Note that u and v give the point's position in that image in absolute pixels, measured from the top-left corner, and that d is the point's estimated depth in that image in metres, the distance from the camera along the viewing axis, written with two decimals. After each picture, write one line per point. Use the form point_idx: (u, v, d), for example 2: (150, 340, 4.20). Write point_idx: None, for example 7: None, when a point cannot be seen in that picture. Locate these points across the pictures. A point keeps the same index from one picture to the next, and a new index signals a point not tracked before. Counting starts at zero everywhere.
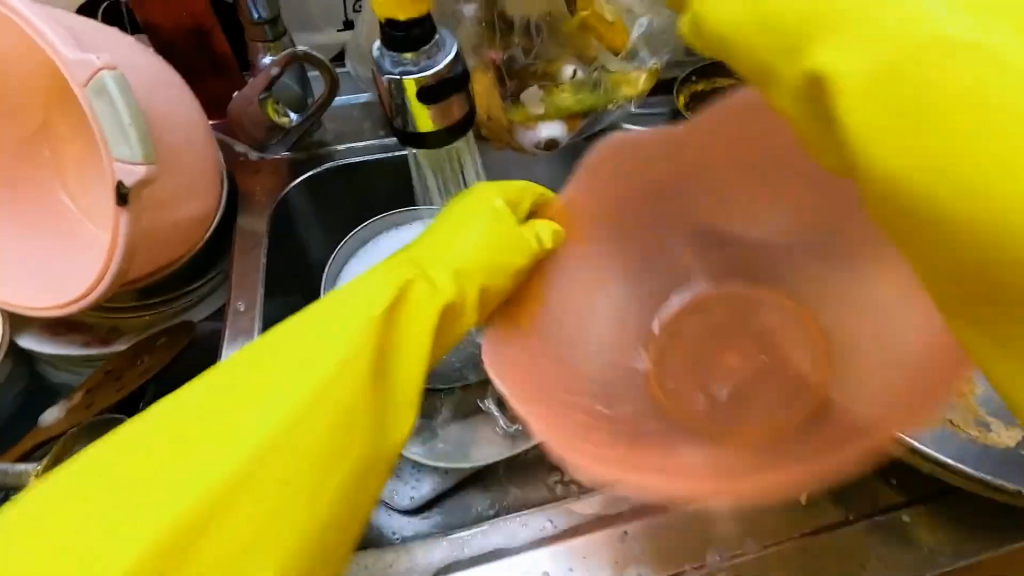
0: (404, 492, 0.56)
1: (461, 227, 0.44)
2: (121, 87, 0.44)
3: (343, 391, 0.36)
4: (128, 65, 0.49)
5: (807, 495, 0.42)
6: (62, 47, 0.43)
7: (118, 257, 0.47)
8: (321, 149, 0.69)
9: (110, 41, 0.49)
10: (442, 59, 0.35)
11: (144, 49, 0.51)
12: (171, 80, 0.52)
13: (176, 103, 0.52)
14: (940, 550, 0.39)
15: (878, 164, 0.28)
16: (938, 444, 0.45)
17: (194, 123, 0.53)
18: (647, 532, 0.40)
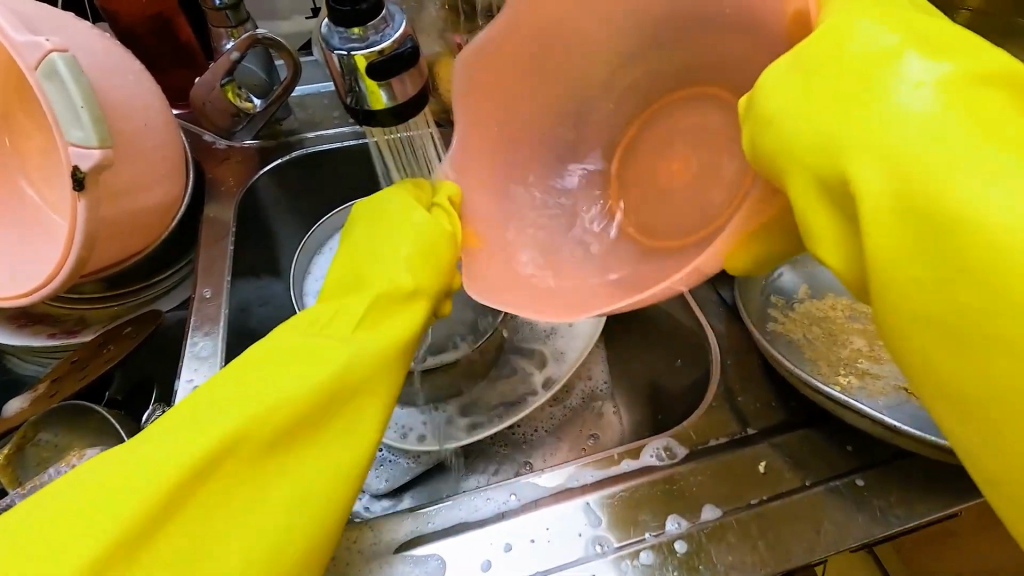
0: (376, 474, 0.57)
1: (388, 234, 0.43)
2: (73, 71, 0.43)
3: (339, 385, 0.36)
4: (81, 50, 0.48)
5: (765, 463, 0.43)
6: (9, 30, 0.42)
7: (76, 245, 0.47)
8: (289, 136, 0.68)
9: (62, 25, 0.48)
10: (390, 34, 0.35)
11: (100, 34, 0.51)
12: (128, 65, 0.51)
13: (134, 88, 0.51)
14: (892, 511, 0.40)
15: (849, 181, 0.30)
16: (894, 411, 0.46)
17: (153, 109, 0.53)
18: (609, 502, 0.41)
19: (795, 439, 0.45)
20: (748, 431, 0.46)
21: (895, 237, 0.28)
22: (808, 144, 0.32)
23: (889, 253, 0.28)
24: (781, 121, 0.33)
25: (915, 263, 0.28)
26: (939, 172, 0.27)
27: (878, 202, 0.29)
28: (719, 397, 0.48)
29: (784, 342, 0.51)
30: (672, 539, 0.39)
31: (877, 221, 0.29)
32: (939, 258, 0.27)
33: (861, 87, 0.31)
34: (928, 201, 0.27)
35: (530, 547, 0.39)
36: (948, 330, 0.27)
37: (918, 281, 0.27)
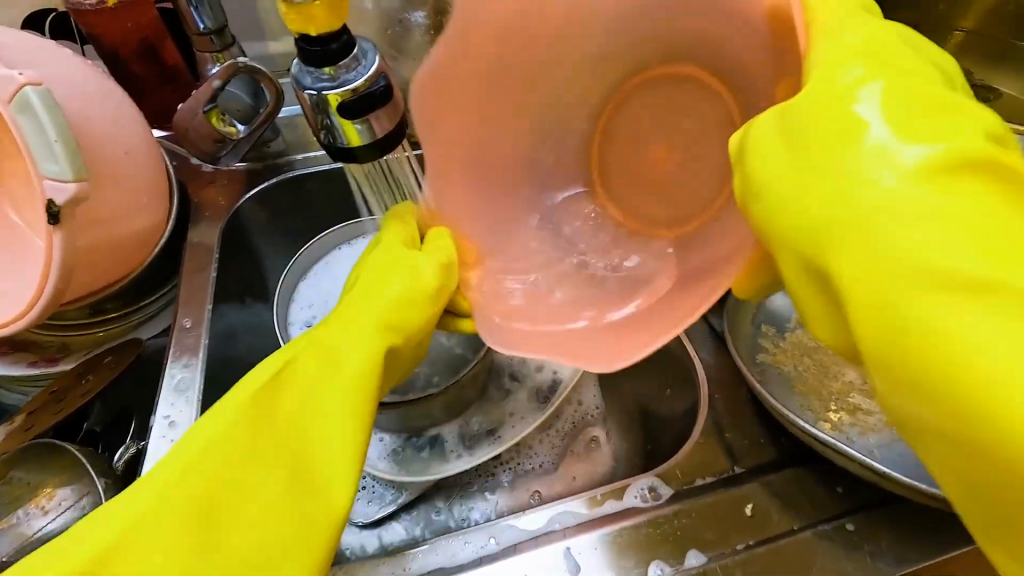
0: (359, 506, 0.56)
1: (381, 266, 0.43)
2: (47, 104, 0.43)
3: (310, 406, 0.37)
4: (59, 80, 0.47)
5: (752, 505, 0.42)
6: None
7: (52, 277, 0.46)
8: (278, 159, 0.68)
9: (39, 56, 0.47)
10: (362, 72, 0.34)
11: (80, 63, 0.50)
12: (110, 95, 0.51)
13: (114, 117, 0.50)
14: (882, 558, 0.39)
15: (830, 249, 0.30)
16: (885, 450, 0.45)
17: (134, 137, 0.52)
18: (592, 547, 0.40)
19: (784, 478, 0.43)
20: (736, 470, 0.45)
21: (886, 282, 0.28)
22: (795, 211, 0.32)
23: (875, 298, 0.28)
24: (769, 181, 0.33)
25: (876, 333, 0.29)
26: (930, 229, 0.28)
27: (877, 249, 0.29)
28: (707, 432, 0.47)
29: (774, 374, 0.50)
30: None
31: (855, 293, 0.29)
32: (898, 337, 0.28)
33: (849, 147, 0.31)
34: (895, 275, 0.28)
35: None
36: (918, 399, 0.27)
37: (902, 333, 0.28)
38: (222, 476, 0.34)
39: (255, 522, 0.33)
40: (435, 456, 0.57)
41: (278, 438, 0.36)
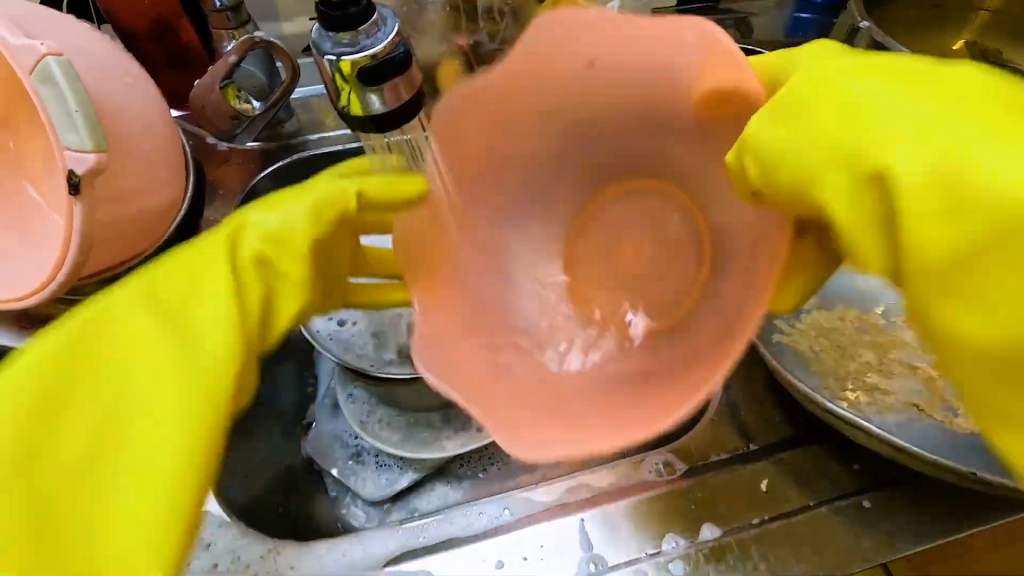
0: (369, 482, 0.55)
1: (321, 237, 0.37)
2: (68, 74, 0.43)
3: (190, 331, 0.31)
4: (77, 53, 0.47)
5: (766, 481, 0.42)
6: (5, 35, 0.42)
7: (71, 249, 0.46)
8: (292, 139, 0.68)
9: (56, 28, 0.47)
10: (381, 38, 0.34)
11: (97, 37, 0.50)
12: (127, 69, 0.51)
13: (133, 91, 0.50)
14: (900, 535, 0.39)
15: (918, 231, 0.24)
16: (904, 430, 0.45)
17: (151, 111, 0.52)
18: (607, 518, 0.40)
19: (800, 455, 0.43)
20: (750, 447, 0.45)
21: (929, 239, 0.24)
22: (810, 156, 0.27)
23: (944, 237, 0.24)
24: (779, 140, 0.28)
25: (942, 239, 0.24)
26: (965, 147, 0.25)
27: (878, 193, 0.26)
28: (722, 410, 0.47)
29: (789, 354, 0.49)
30: (667, 560, 0.38)
31: (906, 193, 0.25)
32: (954, 217, 0.24)
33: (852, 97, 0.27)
34: (946, 174, 0.24)
35: (522, 565, 0.38)
36: (972, 243, 0.24)
37: (952, 215, 0.24)
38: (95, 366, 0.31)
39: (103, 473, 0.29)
40: (441, 432, 0.57)
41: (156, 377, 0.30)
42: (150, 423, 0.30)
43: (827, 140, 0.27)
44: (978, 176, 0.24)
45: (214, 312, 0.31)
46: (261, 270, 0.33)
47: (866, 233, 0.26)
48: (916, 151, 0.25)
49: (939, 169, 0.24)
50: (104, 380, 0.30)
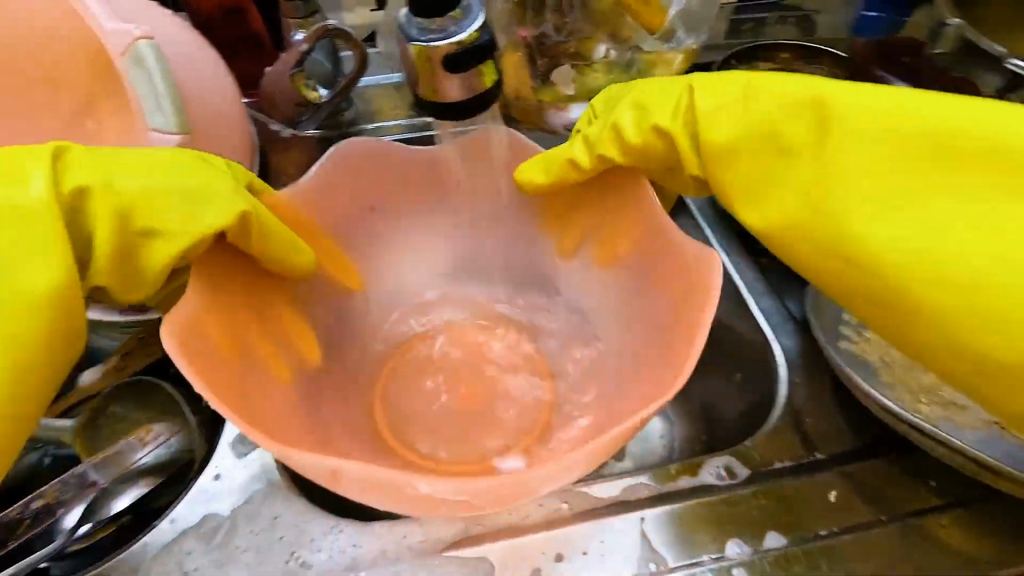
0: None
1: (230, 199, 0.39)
2: (158, 57, 0.45)
3: (105, 226, 0.36)
4: (165, 38, 0.49)
5: (835, 492, 0.40)
6: (103, 20, 0.44)
7: None
8: (352, 128, 0.69)
9: (146, 13, 0.49)
10: (468, 25, 0.34)
11: (181, 23, 0.52)
12: (207, 55, 0.53)
13: (212, 76, 0.52)
14: (979, 557, 0.37)
15: (876, 229, 0.34)
16: (987, 447, 0.42)
17: (227, 96, 0.53)
18: (666, 518, 0.39)
19: (868, 467, 0.42)
20: (816, 456, 0.43)
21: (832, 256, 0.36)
22: (793, 189, 0.36)
23: (790, 213, 0.36)
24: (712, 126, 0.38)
25: (813, 251, 0.36)
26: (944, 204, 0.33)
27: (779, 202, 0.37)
28: (785, 417, 0.46)
29: (857, 363, 0.48)
30: (731, 565, 0.37)
31: (854, 222, 0.34)
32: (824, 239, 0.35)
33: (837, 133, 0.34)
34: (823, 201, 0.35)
35: (581, 560, 0.37)
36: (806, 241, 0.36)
37: (840, 244, 0.35)
38: None
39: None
40: None
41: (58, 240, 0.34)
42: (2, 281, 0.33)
43: (794, 148, 0.36)
44: (869, 228, 0.34)
45: (106, 220, 0.36)
46: (184, 202, 0.37)
47: (786, 217, 0.37)
48: (877, 187, 0.34)
49: (918, 213, 0.33)
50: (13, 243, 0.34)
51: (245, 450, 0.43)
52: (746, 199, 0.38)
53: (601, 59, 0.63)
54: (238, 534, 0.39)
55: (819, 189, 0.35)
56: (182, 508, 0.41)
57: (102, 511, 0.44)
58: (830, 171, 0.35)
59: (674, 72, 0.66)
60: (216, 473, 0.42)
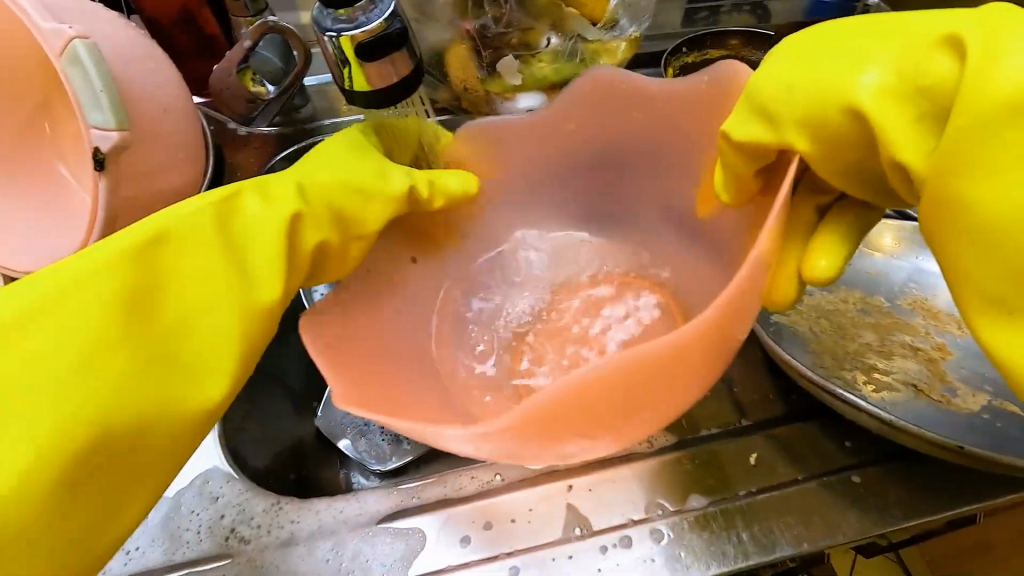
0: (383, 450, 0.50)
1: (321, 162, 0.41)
2: (94, 56, 0.46)
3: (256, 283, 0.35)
4: (107, 38, 0.50)
5: (757, 455, 0.42)
6: (38, 19, 0.45)
7: (98, 222, 0.49)
8: (308, 124, 0.71)
9: (89, 14, 0.50)
10: (378, 15, 0.36)
11: (123, 23, 0.53)
12: (152, 55, 0.54)
13: (157, 75, 0.53)
14: (890, 510, 0.39)
15: (987, 206, 0.28)
16: (902, 408, 0.44)
17: (174, 94, 0.55)
18: (592, 487, 0.41)
19: (792, 432, 0.43)
20: (743, 423, 0.45)
21: (978, 247, 0.29)
22: (943, 159, 0.29)
23: (938, 205, 0.30)
24: (874, 93, 0.31)
25: (966, 259, 0.29)
26: None
27: (944, 202, 0.30)
28: (716, 387, 0.47)
29: (787, 334, 0.49)
30: (653, 526, 0.39)
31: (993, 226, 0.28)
32: (975, 246, 0.29)
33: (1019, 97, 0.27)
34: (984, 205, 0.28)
35: (510, 527, 0.39)
36: (974, 242, 0.29)
37: (999, 250, 0.28)
38: (160, 290, 0.32)
39: (142, 434, 0.30)
40: None
41: (233, 278, 0.34)
42: (201, 384, 0.32)
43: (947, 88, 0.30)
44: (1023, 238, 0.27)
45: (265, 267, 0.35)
46: (283, 194, 0.38)
47: (948, 229, 0.30)
48: None
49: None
50: (178, 308, 0.32)
51: None
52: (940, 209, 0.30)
53: (545, 49, 0.65)
54: (180, 515, 0.41)
55: (938, 172, 0.29)
56: None
57: None
58: (974, 146, 0.28)
59: (619, 61, 0.67)
60: None
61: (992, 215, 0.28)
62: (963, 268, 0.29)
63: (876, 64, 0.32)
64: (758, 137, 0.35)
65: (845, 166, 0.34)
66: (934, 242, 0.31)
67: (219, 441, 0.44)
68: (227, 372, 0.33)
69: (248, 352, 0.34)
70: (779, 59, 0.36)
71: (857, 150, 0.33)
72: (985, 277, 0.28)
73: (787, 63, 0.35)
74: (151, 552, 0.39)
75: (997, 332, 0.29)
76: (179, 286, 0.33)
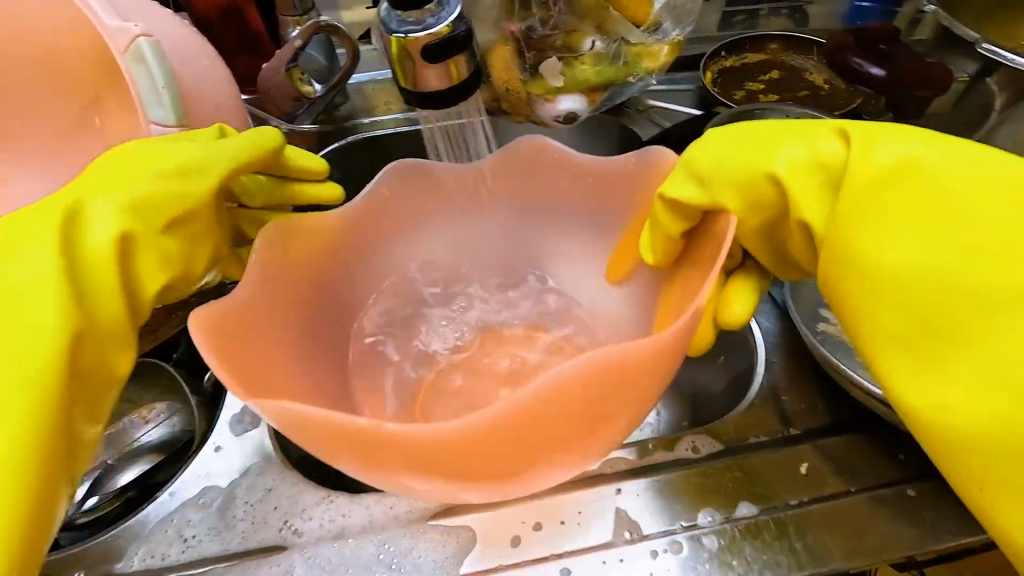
0: None
1: (139, 167, 0.41)
2: (157, 54, 0.47)
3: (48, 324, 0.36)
4: (165, 37, 0.51)
5: (807, 465, 0.42)
6: (103, 17, 0.46)
7: None
8: (347, 122, 0.71)
9: (149, 14, 0.51)
10: (445, 18, 0.36)
11: (179, 21, 0.54)
12: (206, 54, 0.55)
13: (211, 73, 0.54)
14: (943, 524, 0.38)
15: (879, 255, 0.35)
16: None
17: (226, 92, 0.55)
18: (640, 492, 0.41)
19: (842, 442, 0.43)
20: (791, 432, 0.44)
21: (876, 289, 0.35)
22: (844, 217, 0.36)
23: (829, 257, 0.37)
24: (792, 164, 0.38)
25: (861, 299, 0.35)
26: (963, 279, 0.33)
27: (845, 256, 0.36)
28: (762, 394, 0.47)
29: (835, 343, 0.49)
30: (702, 534, 0.38)
31: (877, 275, 0.35)
32: (866, 290, 0.35)
33: (889, 178, 0.35)
34: (862, 256, 0.35)
35: (559, 529, 0.39)
36: (869, 281, 0.35)
37: (880, 290, 0.35)
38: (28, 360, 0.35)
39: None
40: None
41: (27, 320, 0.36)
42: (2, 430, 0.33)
43: (840, 168, 0.37)
44: (896, 281, 0.34)
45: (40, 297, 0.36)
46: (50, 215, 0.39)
47: (844, 276, 0.36)
48: (903, 246, 0.34)
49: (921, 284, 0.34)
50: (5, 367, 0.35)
51: (243, 429, 0.45)
52: (838, 263, 0.36)
53: (589, 52, 0.65)
54: (235, 505, 0.41)
55: (830, 228, 0.37)
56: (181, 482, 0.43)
57: (108, 485, 0.47)
58: (861, 209, 0.36)
59: (660, 63, 0.68)
60: (217, 446, 0.45)
61: (878, 264, 0.35)
62: (859, 307, 0.36)
63: (791, 147, 0.39)
64: (694, 198, 0.40)
65: (754, 228, 0.40)
66: (831, 288, 0.37)
67: (269, 434, 0.45)
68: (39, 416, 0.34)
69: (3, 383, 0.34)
70: (709, 141, 0.42)
71: (767, 212, 0.39)
72: (889, 322, 0.35)
73: (717, 145, 0.41)
74: (207, 542, 0.40)
75: (895, 364, 0.34)
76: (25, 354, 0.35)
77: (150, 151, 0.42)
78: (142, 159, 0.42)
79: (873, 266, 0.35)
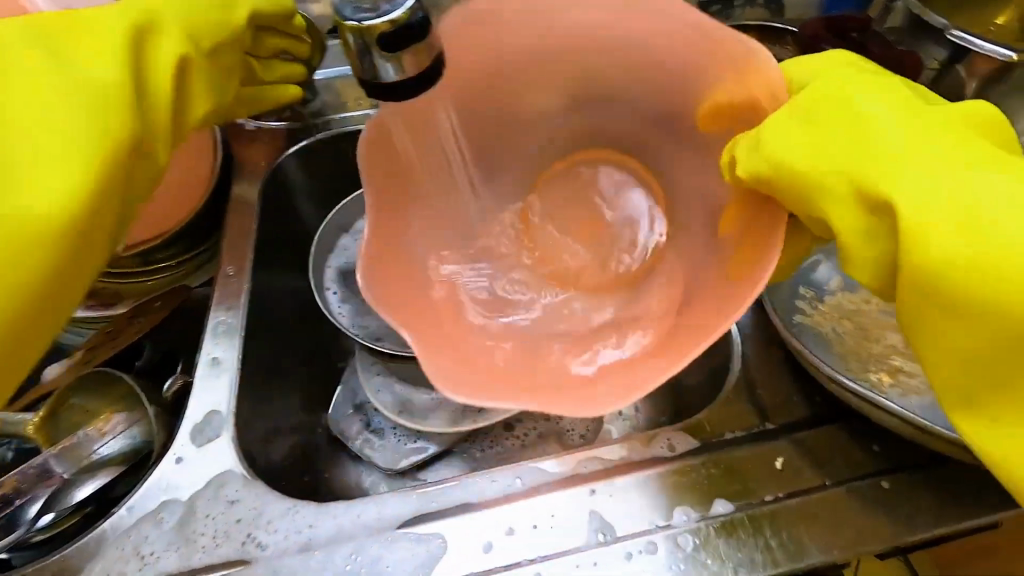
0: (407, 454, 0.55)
1: (132, 38, 0.44)
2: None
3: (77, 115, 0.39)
4: None
5: (782, 459, 0.41)
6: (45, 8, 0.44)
7: None
8: (316, 118, 0.69)
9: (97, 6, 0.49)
10: (400, 5, 0.35)
11: None
12: None
13: None
14: (917, 515, 0.38)
15: (967, 293, 0.30)
16: (930, 412, 0.43)
17: None
18: (614, 492, 0.40)
19: (817, 435, 0.42)
20: (767, 426, 0.44)
21: (950, 328, 0.31)
22: (938, 236, 0.30)
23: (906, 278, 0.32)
24: (870, 171, 0.33)
25: (940, 332, 0.31)
26: None
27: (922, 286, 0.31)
28: (738, 388, 0.46)
29: (811, 335, 0.49)
30: (677, 533, 0.38)
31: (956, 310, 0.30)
32: (947, 322, 0.31)
33: (987, 211, 0.30)
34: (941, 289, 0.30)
35: (532, 533, 0.38)
36: (949, 312, 0.30)
37: (956, 324, 0.30)
38: (67, 139, 0.38)
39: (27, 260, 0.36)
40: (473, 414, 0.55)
41: (18, 159, 0.37)
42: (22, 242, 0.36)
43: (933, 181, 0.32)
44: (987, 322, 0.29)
45: (67, 112, 0.39)
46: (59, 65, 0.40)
47: (920, 305, 0.32)
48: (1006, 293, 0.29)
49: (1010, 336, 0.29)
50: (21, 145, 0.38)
51: (204, 440, 0.44)
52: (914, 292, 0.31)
53: None
54: (196, 519, 0.40)
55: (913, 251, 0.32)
56: (139, 497, 0.41)
57: (65, 500, 0.45)
58: (953, 243, 0.30)
59: None
60: (177, 458, 0.43)
61: (962, 301, 0.30)
62: (936, 341, 0.31)
63: (872, 143, 0.34)
64: (756, 169, 0.35)
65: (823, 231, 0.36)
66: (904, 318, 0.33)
67: (231, 445, 0.43)
68: (49, 261, 0.37)
69: (37, 142, 0.38)
70: (790, 112, 0.36)
71: (840, 221, 0.34)
72: (968, 353, 0.30)
73: (793, 124, 0.35)
74: (168, 558, 0.38)
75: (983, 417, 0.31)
76: (45, 127, 0.38)
77: (141, 19, 0.44)
78: (152, 21, 0.45)
79: (951, 302, 0.30)
